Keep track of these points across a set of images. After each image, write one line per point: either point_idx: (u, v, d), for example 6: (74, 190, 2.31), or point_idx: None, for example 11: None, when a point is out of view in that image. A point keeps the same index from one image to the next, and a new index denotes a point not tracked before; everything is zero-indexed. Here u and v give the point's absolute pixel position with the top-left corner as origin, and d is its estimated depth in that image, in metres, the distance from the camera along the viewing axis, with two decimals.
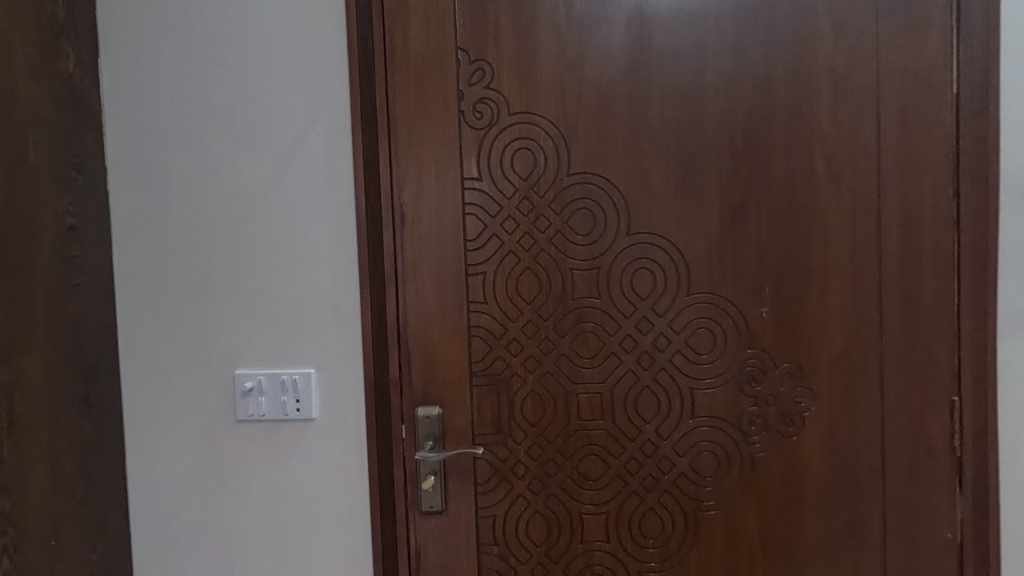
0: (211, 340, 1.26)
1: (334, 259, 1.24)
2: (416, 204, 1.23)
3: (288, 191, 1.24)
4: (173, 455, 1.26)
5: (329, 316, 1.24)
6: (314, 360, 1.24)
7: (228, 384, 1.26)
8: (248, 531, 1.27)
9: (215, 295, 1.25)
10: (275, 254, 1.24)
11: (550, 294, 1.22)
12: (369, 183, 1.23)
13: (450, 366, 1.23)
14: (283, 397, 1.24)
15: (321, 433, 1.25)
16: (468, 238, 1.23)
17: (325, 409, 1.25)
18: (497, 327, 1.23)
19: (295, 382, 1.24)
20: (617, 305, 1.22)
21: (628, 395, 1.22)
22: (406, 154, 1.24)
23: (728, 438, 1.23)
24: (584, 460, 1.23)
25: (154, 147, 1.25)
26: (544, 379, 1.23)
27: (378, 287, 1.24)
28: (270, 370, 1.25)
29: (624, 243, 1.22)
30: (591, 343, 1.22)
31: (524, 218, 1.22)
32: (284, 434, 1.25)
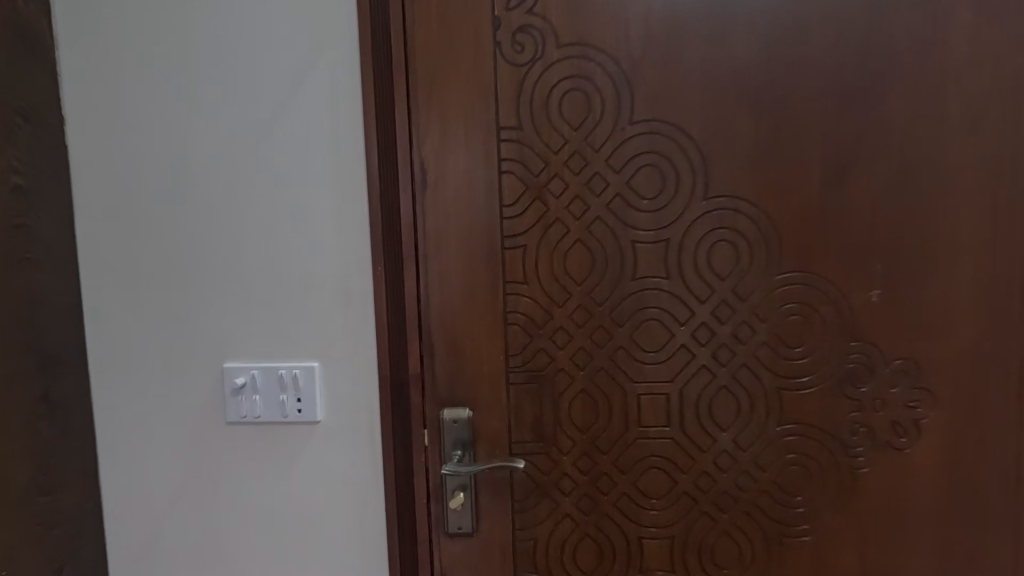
0: (196, 327, 1.05)
1: (341, 229, 1.01)
2: (439, 161, 1.00)
3: (284, 145, 1.01)
4: (155, 463, 1.07)
5: (336, 299, 1.02)
6: (318, 352, 1.03)
7: (216, 380, 1.05)
8: (244, 555, 1.07)
9: (199, 273, 1.04)
10: (269, 223, 1.02)
11: (605, 273, 0.99)
12: (382, 135, 1.00)
13: (483, 360, 1.01)
14: (282, 396, 1.04)
15: (329, 440, 1.04)
16: (504, 203, 0.99)
17: (332, 410, 1.04)
18: (539, 313, 1.00)
19: (295, 378, 1.03)
20: (688, 287, 0.99)
21: (700, 397, 1.00)
22: (427, 99, 1.00)
23: (823, 450, 1.00)
24: (645, 475, 1.02)
25: (119, 91, 1.02)
26: (597, 378, 1.01)
27: (394, 264, 1.02)
28: (265, 363, 1.04)
29: (699, 209, 0.98)
30: (655, 333, 1.00)
31: (574, 177, 0.98)
32: (284, 440, 1.05)
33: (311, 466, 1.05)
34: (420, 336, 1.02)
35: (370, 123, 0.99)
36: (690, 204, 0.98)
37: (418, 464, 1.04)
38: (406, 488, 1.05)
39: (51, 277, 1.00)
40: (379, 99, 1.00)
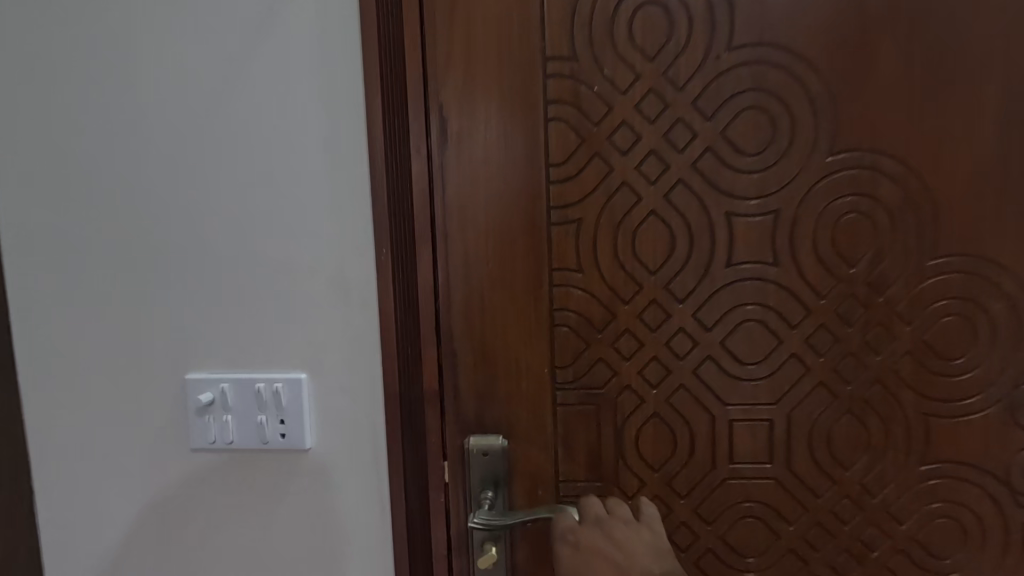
0: (150, 329, 0.80)
1: (337, 200, 0.76)
2: (464, 106, 0.74)
3: (257, 86, 0.75)
4: (101, 502, 0.83)
5: (330, 290, 0.77)
6: (306, 361, 0.78)
7: (176, 396, 0.80)
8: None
9: (148, 257, 0.79)
10: (241, 192, 0.77)
11: (689, 258, 0.73)
12: (387, 73, 0.74)
13: (522, 374, 0.76)
14: (260, 416, 0.79)
15: (323, 475, 0.80)
16: (551, 162, 0.73)
17: (327, 437, 0.79)
18: (598, 313, 0.75)
19: (277, 394, 0.78)
20: (803, 277, 0.73)
21: (814, 425, 0.75)
22: (449, 22, 0.74)
23: (984, 499, 0.74)
24: (737, 526, 0.77)
25: (39, 15, 0.77)
26: (675, 398, 0.75)
27: (405, 246, 0.76)
28: (238, 374, 0.79)
29: (822, 170, 0.71)
30: (756, 339, 0.74)
31: (649, 126, 0.72)
32: (263, 474, 0.80)
33: (300, 508, 0.80)
34: (437, 341, 0.77)
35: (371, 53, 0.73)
36: (809, 161, 0.71)
37: (435, 507, 0.79)
38: (420, 537, 0.80)
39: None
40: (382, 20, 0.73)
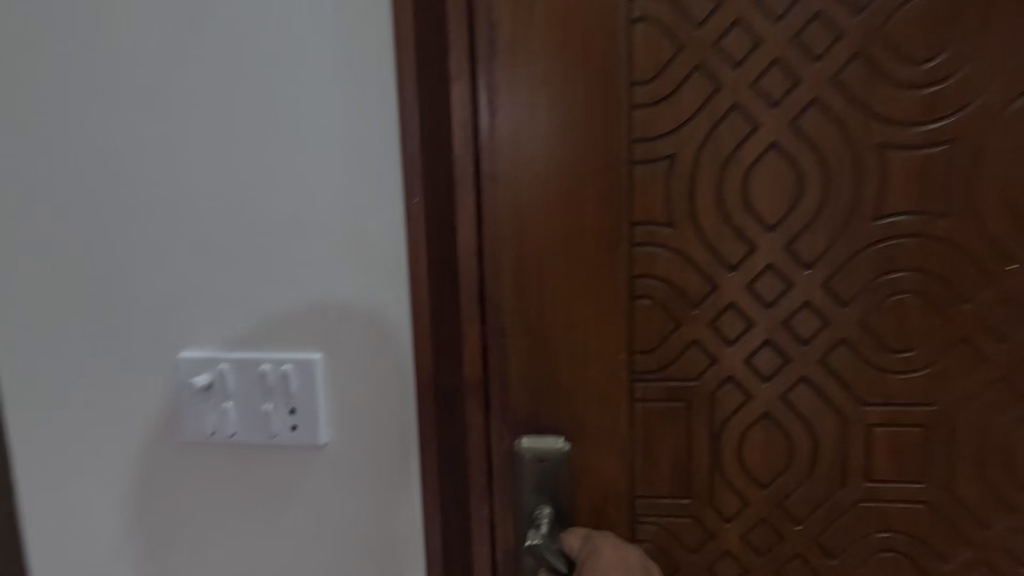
0: (138, 299, 0.65)
1: (361, 135, 0.59)
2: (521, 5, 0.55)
3: None
4: (85, 504, 0.69)
5: (348, 253, 0.61)
6: (320, 339, 0.63)
7: (168, 378, 0.65)
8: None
9: (125, 206, 0.63)
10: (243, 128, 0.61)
11: (822, 208, 0.54)
12: None
13: (590, 361, 0.59)
14: (266, 405, 0.63)
15: (343, 479, 0.64)
16: (635, 80, 0.55)
17: (349, 433, 0.63)
18: (693, 281, 0.57)
19: (286, 377, 0.63)
20: (985, 234, 0.53)
21: (987, 436, 0.55)
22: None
23: None
24: (870, 563, 0.58)
25: None
26: (794, 396, 0.57)
27: (439, 193, 0.59)
28: (241, 352, 0.64)
29: (1021, 85, 0.51)
30: (912, 320, 0.55)
31: (773, 27, 0.52)
32: (271, 475, 0.65)
33: (316, 518, 0.65)
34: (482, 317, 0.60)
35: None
36: (1004, 72, 0.51)
37: (479, 526, 0.63)
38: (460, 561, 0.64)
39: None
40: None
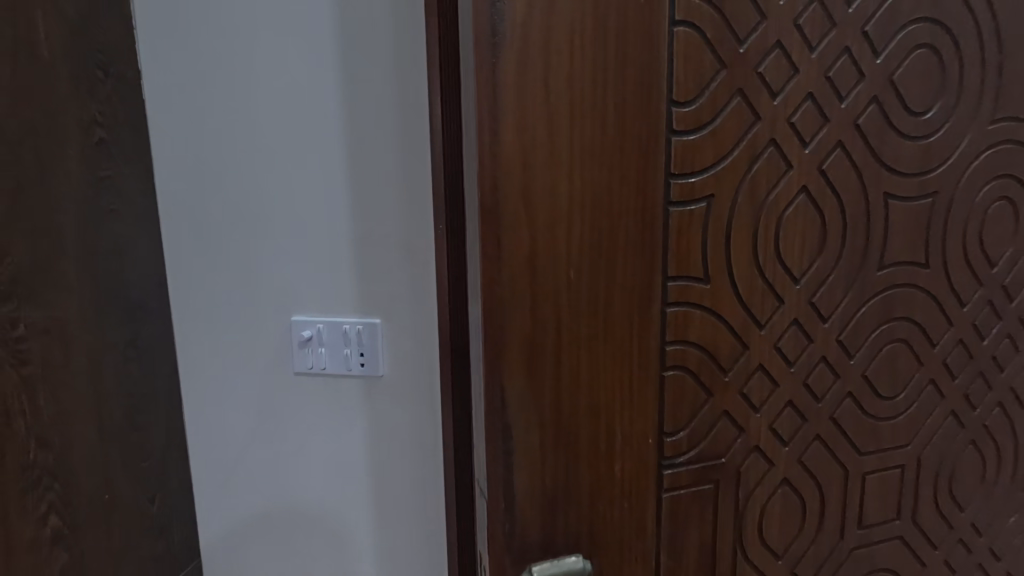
0: (261, 277, 0.80)
1: (418, 156, 0.76)
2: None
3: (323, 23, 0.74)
4: (201, 436, 0.86)
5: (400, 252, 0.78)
6: (379, 304, 0.80)
7: (279, 331, 0.82)
8: (304, 530, 0.86)
9: (224, 192, 0.79)
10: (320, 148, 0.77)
11: (839, 259, 0.51)
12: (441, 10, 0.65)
13: (615, 451, 0.46)
14: (344, 350, 0.81)
15: (400, 408, 0.82)
16: (676, 99, 0.43)
17: (401, 375, 0.81)
18: (727, 345, 0.48)
19: (360, 329, 0.80)
20: (951, 281, 0.56)
21: (942, 465, 0.60)
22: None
23: None
24: None
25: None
26: (809, 456, 0.54)
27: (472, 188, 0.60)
28: (329, 314, 0.80)
29: (981, 142, 0.54)
30: (902, 364, 0.56)
31: (809, 57, 0.46)
32: (348, 405, 0.82)
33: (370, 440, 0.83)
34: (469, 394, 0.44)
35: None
36: (971, 129, 0.54)
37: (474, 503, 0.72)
38: None
39: (43, 202, 0.67)
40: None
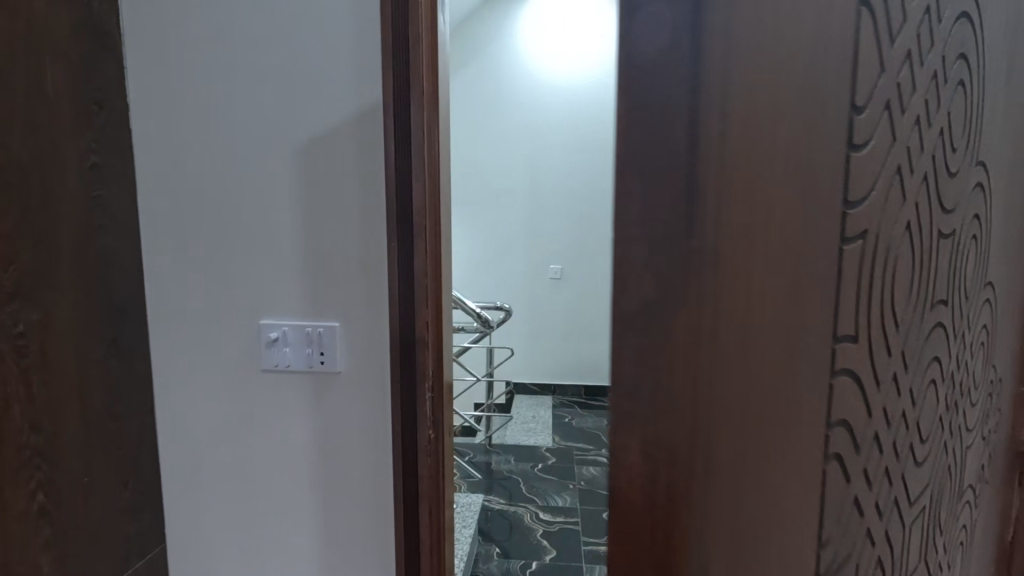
0: (230, 289, 1.03)
1: (374, 200, 0.99)
2: (430, 149, 0.99)
3: (304, 99, 0.98)
4: (176, 415, 1.07)
5: (358, 268, 1.01)
6: (340, 315, 1.02)
7: (253, 334, 1.04)
8: (271, 498, 1.08)
9: (202, 224, 1.02)
10: (289, 187, 1.00)
11: (913, 296, 0.45)
12: (398, 114, 0.96)
13: (775, 552, 0.41)
14: (308, 348, 1.03)
15: (353, 400, 1.04)
16: (855, 108, 0.37)
17: (357, 372, 1.03)
18: (859, 414, 0.41)
19: (320, 334, 1.02)
20: (959, 312, 0.52)
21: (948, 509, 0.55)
22: (427, 74, 0.97)
23: (1006, 527, 0.67)
24: None
25: (180, 68, 0.99)
26: (891, 526, 0.46)
27: (408, 234, 0.98)
28: (294, 320, 1.03)
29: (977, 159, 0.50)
30: (930, 411, 0.50)
31: (921, 70, 0.42)
32: (308, 395, 1.04)
33: (329, 421, 1.05)
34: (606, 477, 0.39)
35: (386, 76, 0.96)
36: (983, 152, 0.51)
37: (420, 445, 1.03)
38: None
39: (44, 221, 0.84)
40: (397, 44, 0.95)
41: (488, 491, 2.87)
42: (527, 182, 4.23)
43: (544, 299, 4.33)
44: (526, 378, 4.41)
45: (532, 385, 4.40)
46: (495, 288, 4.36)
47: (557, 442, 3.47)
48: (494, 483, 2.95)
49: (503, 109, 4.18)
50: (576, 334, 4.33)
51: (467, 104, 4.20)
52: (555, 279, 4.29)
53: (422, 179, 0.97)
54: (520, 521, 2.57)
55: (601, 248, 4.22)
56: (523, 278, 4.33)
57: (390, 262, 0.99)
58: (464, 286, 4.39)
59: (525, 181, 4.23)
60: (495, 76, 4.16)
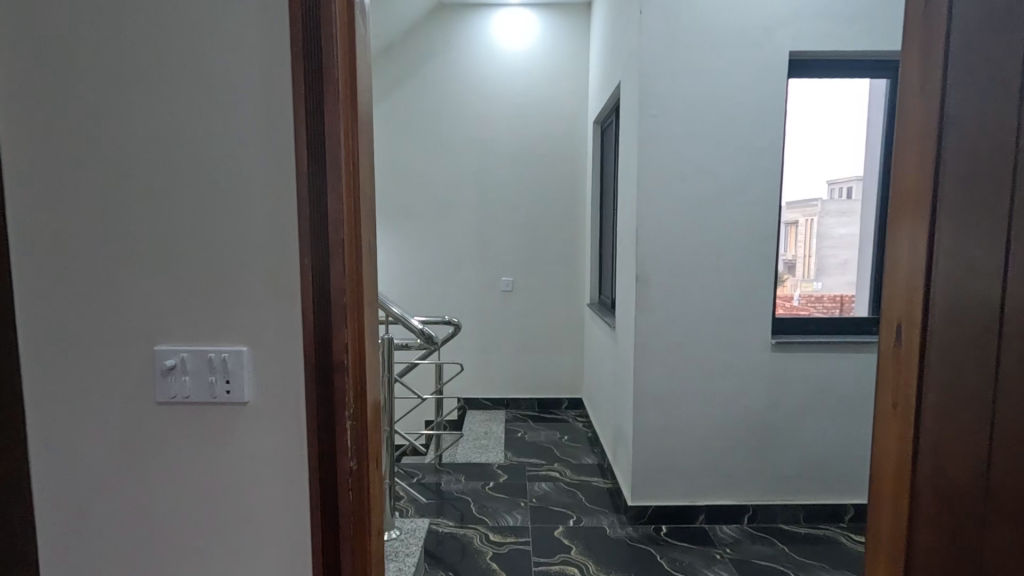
0: (120, 311, 0.92)
1: (285, 215, 0.91)
2: (349, 158, 0.91)
3: (205, 103, 0.89)
4: (55, 457, 0.94)
5: (268, 288, 0.92)
6: (246, 338, 0.92)
7: (147, 362, 0.92)
8: (169, 545, 0.96)
9: (88, 240, 0.91)
10: (190, 199, 0.91)
11: None
12: (312, 122, 0.89)
13: None
14: (210, 376, 0.92)
15: (265, 433, 0.94)
16: None
17: (267, 401, 0.94)
18: None
19: (224, 360, 0.92)
20: None
21: None
22: (343, 77, 0.90)
23: None
24: None
25: (58, 63, 0.88)
26: None
27: (321, 248, 0.91)
28: (194, 344, 0.92)
29: None
30: None
31: None
32: (213, 428, 0.94)
33: (236, 458, 0.95)
34: None
35: (296, 78, 0.88)
36: None
37: (340, 478, 0.94)
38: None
39: None
40: (307, 45, 0.88)
41: (438, 513, 2.76)
42: (476, 193, 4.19)
43: (495, 311, 4.27)
44: (478, 393, 4.33)
45: (485, 401, 4.32)
46: (446, 301, 4.28)
47: (510, 458, 3.40)
48: (443, 505, 2.83)
49: (450, 120, 4.14)
50: (528, 347, 4.29)
51: (412, 116, 4.13)
52: (506, 290, 4.25)
53: (337, 188, 0.90)
54: (470, 544, 2.47)
55: (551, 259, 4.23)
56: (472, 289, 4.26)
57: (301, 280, 0.91)
58: (412, 300, 4.28)
59: (474, 193, 4.19)
60: (440, 89, 4.12)
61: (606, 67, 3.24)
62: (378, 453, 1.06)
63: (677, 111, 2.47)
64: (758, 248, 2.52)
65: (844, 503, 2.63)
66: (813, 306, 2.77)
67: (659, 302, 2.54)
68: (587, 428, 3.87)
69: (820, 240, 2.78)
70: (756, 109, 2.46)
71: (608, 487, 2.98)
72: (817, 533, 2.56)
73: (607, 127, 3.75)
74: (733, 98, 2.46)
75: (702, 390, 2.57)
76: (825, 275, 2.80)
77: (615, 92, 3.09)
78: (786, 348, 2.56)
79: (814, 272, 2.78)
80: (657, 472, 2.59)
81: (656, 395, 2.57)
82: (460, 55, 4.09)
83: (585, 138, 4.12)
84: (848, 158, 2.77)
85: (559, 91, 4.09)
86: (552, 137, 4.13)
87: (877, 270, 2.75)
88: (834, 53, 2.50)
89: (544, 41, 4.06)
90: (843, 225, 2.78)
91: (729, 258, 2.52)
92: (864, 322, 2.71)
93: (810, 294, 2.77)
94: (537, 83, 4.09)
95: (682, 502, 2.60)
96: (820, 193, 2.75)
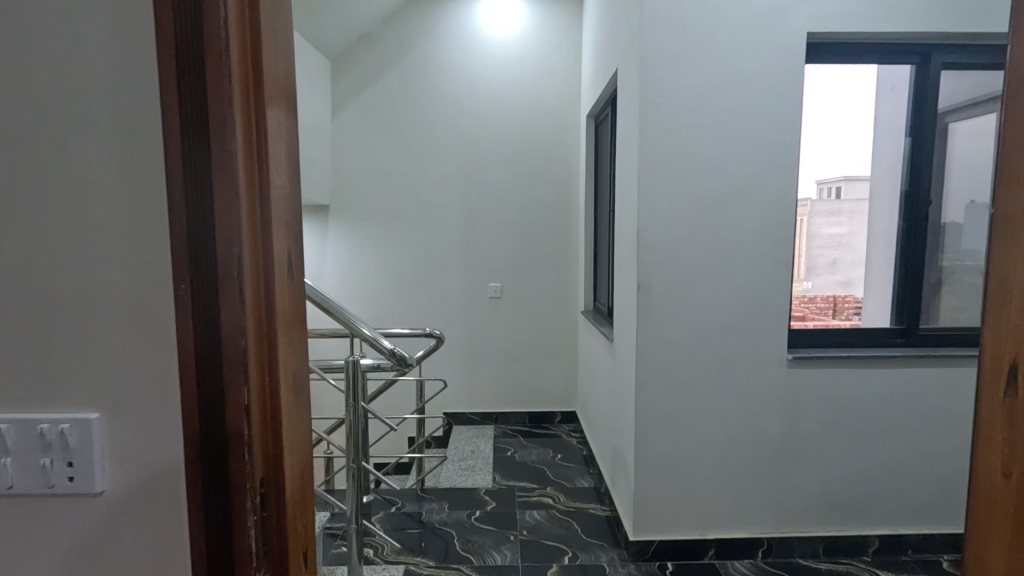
0: None
1: (152, 222, 0.62)
2: (248, 138, 0.62)
3: (30, 56, 0.60)
4: None
5: (130, 327, 0.63)
6: (100, 400, 0.63)
7: None
8: None
9: None
10: (12, 198, 0.62)
11: None
12: (188, 83, 0.60)
13: None
14: (44, 459, 0.64)
15: (132, 535, 0.65)
16: None
17: (134, 490, 0.65)
18: None
19: (63, 434, 0.63)
20: None
21: None
22: (235, 18, 0.61)
23: None
24: None
25: None
26: None
27: (207, 268, 0.62)
28: (20, 411, 0.64)
29: None
30: None
31: None
32: (55, 528, 0.65)
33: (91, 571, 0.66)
34: None
35: (161, 19, 0.59)
36: None
37: None
38: None
39: None
40: None
41: (416, 550, 2.47)
42: (461, 193, 3.90)
43: (482, 319, 3.99)
44: (464, 407, 4.05)
45: (473, 415, 4.04)
46: (430, 309, 3.98)
47: (499, 482, 3.11)
48: (422, 541, 2.53)
49: (433, 114, 3.85)
50: (518, 358, 4.01)
51: (391, 109, 3.84)
52: (495, 297, 3.97)
53: (227, 181, 0.61)
54: None
55: (542, 264, 3.95)
56: (458, 296, 3.97)
57: (180, 315, 0.62)
58: (394, 307, 3.98)
59: (458, 193, 3.90)
60: (421, 81, 3.83)
61: (602, 52, 2.96)
62: (309, 542, 0.78)
63: (682, 99, 2.20)
64: (772, 253, 2.26)
65: (866, 534, 2.38)
66: (806, 308, 2.49)
67: (663, 313, 2.27)
68: (582, 446, 3.60)
69: (810, 242, 2.51)
70: (770, 97, 2.20)
71: (606, 515, 2.70)
72: (838, 568, 2.31)
73: (601, 122, 3.49)
74: (746, 85, 2.20)
75: (710, 411, 2.31)
76: (814, 274, 2.54)
77: (612, 80, 2.81)
78: (803, 363, 2.31)
79: (804, 272, 2.51)
80: (662, 503, 2.33)
81: (661, 417, 2.30)
82: (443, 44, 3.80)
83: (578, 133, 3.85)
84: (842, 150, 2.57)
85: (550, 83, 3.82)
86: (542, 133, 3.85)
87: (900, 277, 2.49)
88: (855, 35, 2.25)
89: (533, 29, 3.78)
90: (832, 226, 2.53)
91: (742, 264, 2.26)
92: (886, 335, 2.46)
93: (803, 295, 2.48)
94: (525, 74, 3.82)
95: (690, 536, 2.34)
96: (808, 193, 2.44)
